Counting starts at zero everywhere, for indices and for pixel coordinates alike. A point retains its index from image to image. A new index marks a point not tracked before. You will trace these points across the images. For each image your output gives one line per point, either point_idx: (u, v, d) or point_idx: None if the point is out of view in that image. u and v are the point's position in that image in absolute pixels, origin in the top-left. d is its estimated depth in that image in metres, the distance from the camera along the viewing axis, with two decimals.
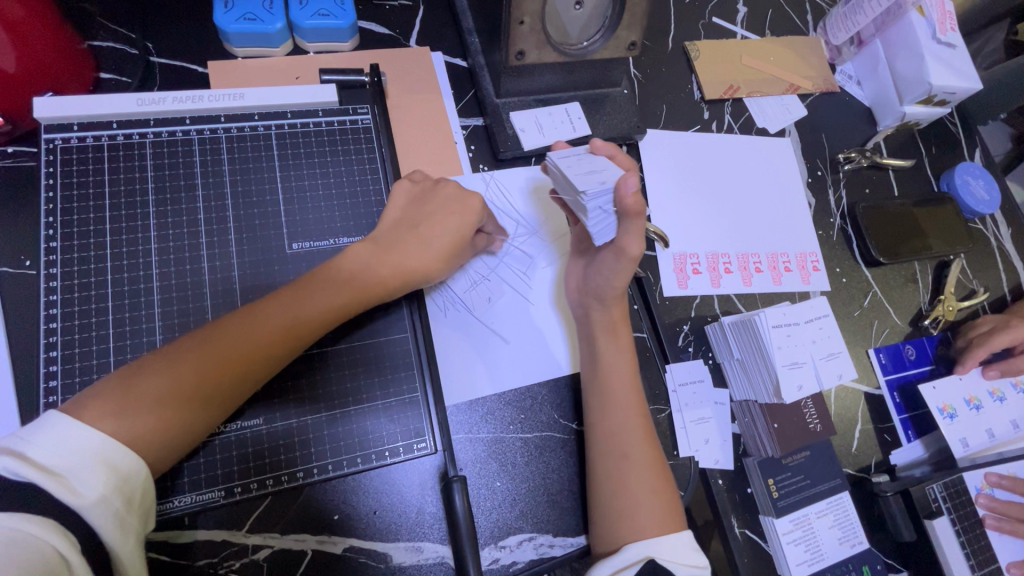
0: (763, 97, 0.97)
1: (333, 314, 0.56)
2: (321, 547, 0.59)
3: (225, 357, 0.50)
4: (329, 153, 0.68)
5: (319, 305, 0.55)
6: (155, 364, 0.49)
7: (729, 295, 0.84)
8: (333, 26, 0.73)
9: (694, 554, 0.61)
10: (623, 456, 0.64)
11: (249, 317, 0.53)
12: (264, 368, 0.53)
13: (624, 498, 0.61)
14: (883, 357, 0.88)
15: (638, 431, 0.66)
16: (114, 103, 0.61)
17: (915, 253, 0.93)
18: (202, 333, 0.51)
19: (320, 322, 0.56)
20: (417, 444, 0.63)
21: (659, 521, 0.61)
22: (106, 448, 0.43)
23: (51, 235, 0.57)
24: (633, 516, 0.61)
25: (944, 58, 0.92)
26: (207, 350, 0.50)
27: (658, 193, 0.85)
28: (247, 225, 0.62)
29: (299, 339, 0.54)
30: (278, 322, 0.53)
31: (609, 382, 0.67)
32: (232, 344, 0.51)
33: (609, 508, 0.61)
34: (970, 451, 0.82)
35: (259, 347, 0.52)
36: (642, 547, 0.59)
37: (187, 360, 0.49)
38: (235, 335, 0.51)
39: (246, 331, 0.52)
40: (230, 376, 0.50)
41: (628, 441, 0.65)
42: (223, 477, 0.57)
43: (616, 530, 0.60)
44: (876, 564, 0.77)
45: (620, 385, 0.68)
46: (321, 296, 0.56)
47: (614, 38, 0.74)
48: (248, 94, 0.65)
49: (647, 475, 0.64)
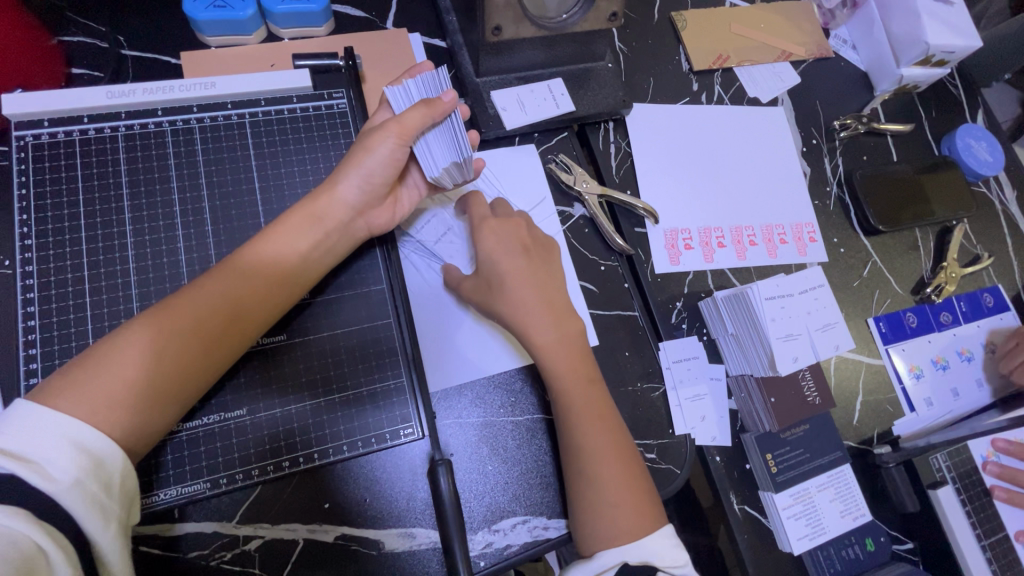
0: (754, 66, 0.94)
1: (286, 287, 0.57)
2: (312, 535, 0.58)
3: (195, 336, 0.51)
4: (305, 139, 0.66)
5: (271, 282, 0.56)
6: (104, 354, 0.48)
7: (723, 270, 0.83)
8: (306, 10, 0.71)
9: (677, 550, 0.60)
10: (595, 465, 0.60)
11: (195, 294, 0.52)
12: (222, 352, 0.53)
13: (608, 492, 0.59)
14: (883, 326, 0.86)
15: (610, 434, 0.62)
16: (83, 98, 0.60)
17: (916, 220, 0.90)
18: (167, 309, 0.51)
19: (268, 300, 0.56)
20: (404, 430, 0.62)
21: (634, 526, 0.59)
22: (77, 433, 0.43)
23: (26, 232, 0.56)
24: (618, 510, 0.59)
25: (941, 16, 0.89)
26: (178, 328, 0.50)
27: (646, 168, 0.83)
28: (224, 216, 0.61)
29: (261, 316, 0.56)
30: (219, 300, 0.53)
31: (575, 390, 0.63)
32: (201, 323, 0.52)
33: (586, 513, 0.59)
34: (934, 410, 0.84)
35: (212, 329, 0.52)
36: (618, 552, 0.58)
37: (141, 349, 0.48)
38: (181, 315, 0.51)
39: (193, 309, 0.52)
40: (201, 359, 0.52)
41: (602, 447, 0.61)
42: (208, 469, 0.56)
43: (603, 526, 0.58)
44: (879, 536, 0.76)
45: (587, 386, 0.64)
46: (275, 273, 0.57)
47: (593, 9, 0.71)
48: (220, 83, 0.64)
49: (624, 480, 0.61)
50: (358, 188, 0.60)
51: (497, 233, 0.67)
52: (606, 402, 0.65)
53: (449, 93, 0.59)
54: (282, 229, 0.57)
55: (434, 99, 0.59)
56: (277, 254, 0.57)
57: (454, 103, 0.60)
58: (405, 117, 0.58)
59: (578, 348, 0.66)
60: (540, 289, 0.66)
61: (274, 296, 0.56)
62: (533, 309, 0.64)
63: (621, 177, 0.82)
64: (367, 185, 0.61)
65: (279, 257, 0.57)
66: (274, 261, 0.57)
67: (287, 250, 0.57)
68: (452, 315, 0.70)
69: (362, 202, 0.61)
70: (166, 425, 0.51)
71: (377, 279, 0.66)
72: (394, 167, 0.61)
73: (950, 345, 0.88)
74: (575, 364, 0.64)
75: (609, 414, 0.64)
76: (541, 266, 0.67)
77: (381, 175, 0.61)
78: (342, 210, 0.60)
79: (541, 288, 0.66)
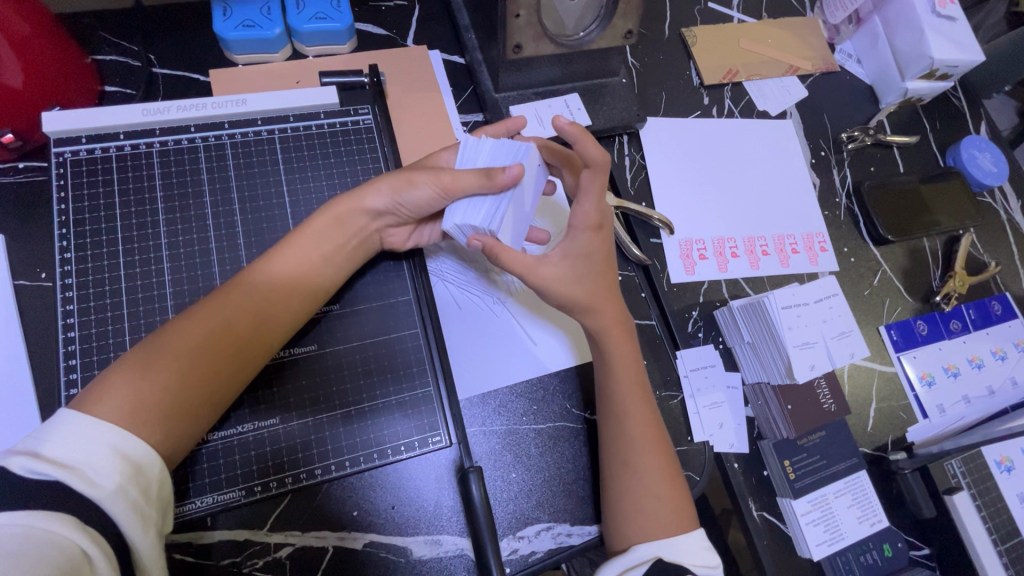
0: (762, 80, 0.96)
1: (303, 296, 0.58)
2: (342, 543, 0.59)
3: (221, 343, 0.52)
4: (332, 154, 0.68)
5: (293, 291, 0.57)
6: (131, 365, 0.48)
7: (737, 279, 0.84)
8: (331, 29, 0.73)
9: (707, 552, 0.60)
10: (638, 459, 0.62)
11: (219, 303, 0.53)
12: (251, 358, 0.55)
13: (636, 497, 0.60)
14: (894, 333, 0.88)
15: (654, 432, 0.64)
16: (120, 114, 0.62)
17: (923, 229, 0.92)
18: (194, 317, 0.52)
19: (292, 308, 0.57)
20: (431, 438, 0.63)
21: (671, 525, 0.60)
22: (118, 439, 0.43)
23: (65, 246, 0.58)
24: (646, 515, 0.60)
25: (945, 31, 0.91)
26: (206, 336, 0.51)
27: (660, 180, 0.85)
28: (255, 229, 0.63)
29: (283, 324, 0.57)
30: (247, 308, 0.54)
31: (629, 386, 0.65)
32: (228, 330, 0.53)
33: (619, 510, 0.61)
34: (946, 415, 0.85)
35: (240, 337, 0.53)
36: (652, 546, 0.58)
37: (170, 357, 0.49)
38: (205, 324, 0.52)
39: (216, 317, 0.52)
40: (226, 365, 0.52)
41: (645, 443, 0.63)
42: (243, 476, 0.57)
43: (630, 529, 0.60)
44: (897, 542, 0.77)
45: (637, 378, 0.66)
46: (297, 282, 0.58)
47: (610, 26, 0.73)
48: (251, 100, 0.66)
49: (664, 478, 0.62)
50: (382, 204, 0.61)
51: (588, 193, 0.62)
52: (653, 400, 0.67)
53: (556, 118, 0.59)
54: (301, 245, 0.58)
55: (495, 169, 0.56)
56: (296, 265, 0.58)
57: (515, 179, 0.56)
58: (461, 179, 0.58)
59: (631, 346, 0.67)
60: (605, 268, 0.66)
61: (295, 306, 0.58)
62: (594, 291, 0.65)
63: (636, 189, 0.84)
64: (395, 206, 0.61)
65: (291, 273, 0.57)
66: (298, 271, 0.58)
67: (310, 259, 0.59)
68: (476, 325, 0.71)
69: (384, 216, 0.62)
70: (187, 442, 0.51)
71: (402, 290, 0.68)
72: (426, 207, 0.62)
73: (961, 352, 0.89)
74: (628, 357, 0.66)
75: (652, 411, 0.66)
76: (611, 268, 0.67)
77: (411, 210, 0.62)
78: (362, 218, 0.61)
79: (600, 275, 0.66)
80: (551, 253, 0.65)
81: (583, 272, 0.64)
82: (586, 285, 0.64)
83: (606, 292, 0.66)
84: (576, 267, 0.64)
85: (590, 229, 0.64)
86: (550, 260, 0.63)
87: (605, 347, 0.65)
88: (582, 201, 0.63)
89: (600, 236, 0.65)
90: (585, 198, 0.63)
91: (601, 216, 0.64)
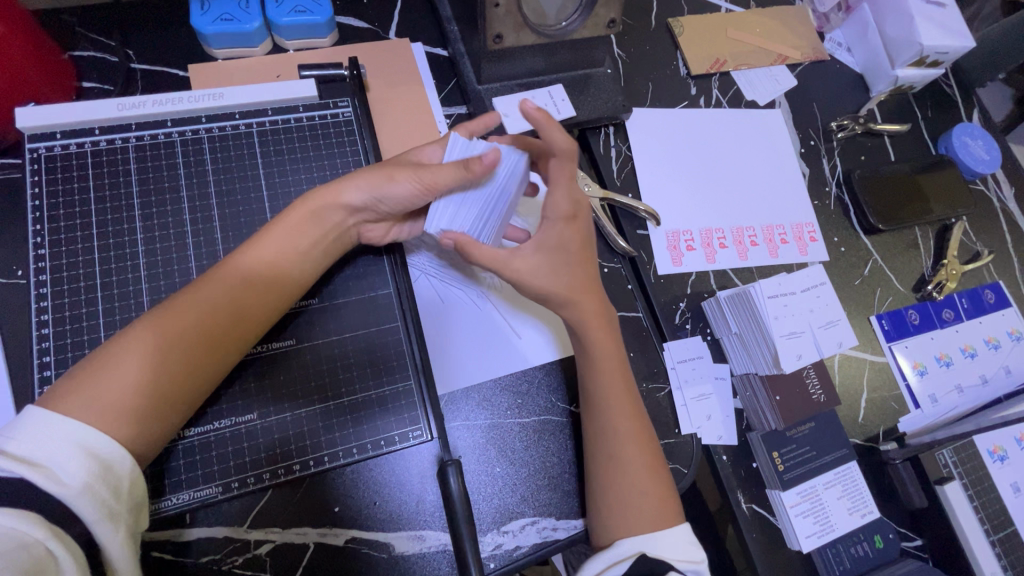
0: (750, 70, 0.95)
1: (280, 292, 0.58)
2: (323, 539, 0.59)
3: (197, 341, 0.51)
4: (311, 148, 0.68)
5: (269, 288, 0.57)
6: (105, 363, 0.47)
7: (725, 270, 0.83)
8: (310, 21, 0.73)
9: (692, 548, 0.60)
10: (621, 452, 0.61)
11: (194, 300, 0.52)
12: (228, 356, 0.54)
13: (620, 490, 0.60)
14: (885, 323, 0.87)
15: (639, 423, 0.64)
16: (95, 110, 0.62)
17: (915, 218, 0.91)
18: (170, 314, 0.51)
19: (268, 304, 0.57)
20: (412, 432, 0.63)
21: (657, 519, 0.60)
22: (87, 438, 0.43)
23: (39, 242, 0.57)
24: (631, 508, 0.59)
25: (934, 18, 0.90)
26: (182, 333, 0.51)
27: (646, 172, 0.84)
28: (233, 223, 0.62)
29: (259, 321, 0.56)
30: (223, 305, 0.54)
31: (609, 378, 0.64)
32: (205, 328, 0.52)
33: (603, 503, 0.60)
34: (939, 405, 0.84)
35: (216, 334, 0.53)
36: (634, 543, 0.57)
37: (146, 355, 0.49)
38: (181, 322, 0.51)
39: (191, 315, 0.52)
40: (203, 363, 0.52)
41: (630, 436, 0.62)
42: (221, 473, 0.57)
43: (614, 523, 0.59)
44: (888, 533, 0.76)
45: (620, 372, 0.65)
46: (272, 278, 0.57)
47: (592, 15, 0.73)
48: (228, 94, 0.66)
49: (648, 471, 0.62)
50: (361, 199, 0.60)
51: (559, 183, 0.61)
52: (635, 390, 0.66)
53: (526, 100, 0.55)
54: (278, 237, 0.58)
55: (472, 160, 0.55)
56: (272, 261, 0.57)
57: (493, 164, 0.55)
58: (439, 175, 0.58)
59: (613, 337, 0.66)
60: (582, 257, 0.65)
61: (272, 303, 0.57)
62: (573, 283, 0.64)
63: (622, 180, 0.83)
64: (375, 198, 0.60)
65: (268, 267, 0.57)
66: (274, 266, 0.57)
67: (286, 253, 0.58)
68: (462, 320, 0.71)
69: (362, 213, 0.62)
70: (164, 437, 0.50)
71: (383, 284, 0.67)
72: (409, 202, 0.62)
73: (954, 341, 0.88)
74: (610, 349, 0.65)
75: (638, 405, 0.65)
76: (590, 260, 0.66)
77: (391, 205, 0.62)
78: (340, 213, 0.60)
79: (577, 265, 0.64)
80: (525, 246, 0.63)
81: (563, 265, 0.63)
82: (565, 277, 0.63)
83: (586, 283, 0.65)
84: (552, 258, 0.63)
85: (563, 219, 0.63)
86: (525, 253, 0.62)
87: (589, 343, 0.64)
88: (556, 188, 0.61)
89: (574, 225, 0.63)
90: (554, 188, 0.62)
91: (573, 204, 0.62)
